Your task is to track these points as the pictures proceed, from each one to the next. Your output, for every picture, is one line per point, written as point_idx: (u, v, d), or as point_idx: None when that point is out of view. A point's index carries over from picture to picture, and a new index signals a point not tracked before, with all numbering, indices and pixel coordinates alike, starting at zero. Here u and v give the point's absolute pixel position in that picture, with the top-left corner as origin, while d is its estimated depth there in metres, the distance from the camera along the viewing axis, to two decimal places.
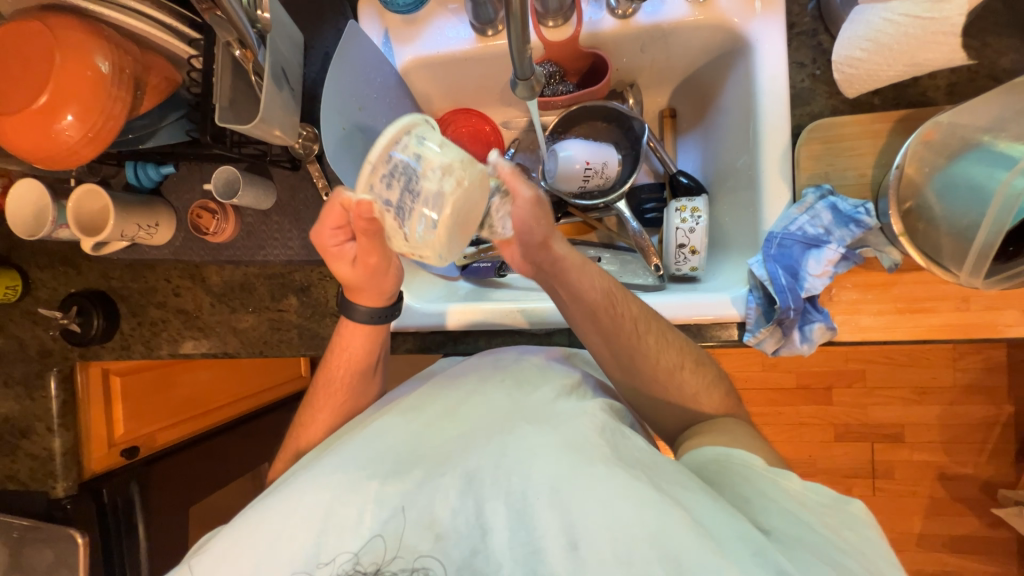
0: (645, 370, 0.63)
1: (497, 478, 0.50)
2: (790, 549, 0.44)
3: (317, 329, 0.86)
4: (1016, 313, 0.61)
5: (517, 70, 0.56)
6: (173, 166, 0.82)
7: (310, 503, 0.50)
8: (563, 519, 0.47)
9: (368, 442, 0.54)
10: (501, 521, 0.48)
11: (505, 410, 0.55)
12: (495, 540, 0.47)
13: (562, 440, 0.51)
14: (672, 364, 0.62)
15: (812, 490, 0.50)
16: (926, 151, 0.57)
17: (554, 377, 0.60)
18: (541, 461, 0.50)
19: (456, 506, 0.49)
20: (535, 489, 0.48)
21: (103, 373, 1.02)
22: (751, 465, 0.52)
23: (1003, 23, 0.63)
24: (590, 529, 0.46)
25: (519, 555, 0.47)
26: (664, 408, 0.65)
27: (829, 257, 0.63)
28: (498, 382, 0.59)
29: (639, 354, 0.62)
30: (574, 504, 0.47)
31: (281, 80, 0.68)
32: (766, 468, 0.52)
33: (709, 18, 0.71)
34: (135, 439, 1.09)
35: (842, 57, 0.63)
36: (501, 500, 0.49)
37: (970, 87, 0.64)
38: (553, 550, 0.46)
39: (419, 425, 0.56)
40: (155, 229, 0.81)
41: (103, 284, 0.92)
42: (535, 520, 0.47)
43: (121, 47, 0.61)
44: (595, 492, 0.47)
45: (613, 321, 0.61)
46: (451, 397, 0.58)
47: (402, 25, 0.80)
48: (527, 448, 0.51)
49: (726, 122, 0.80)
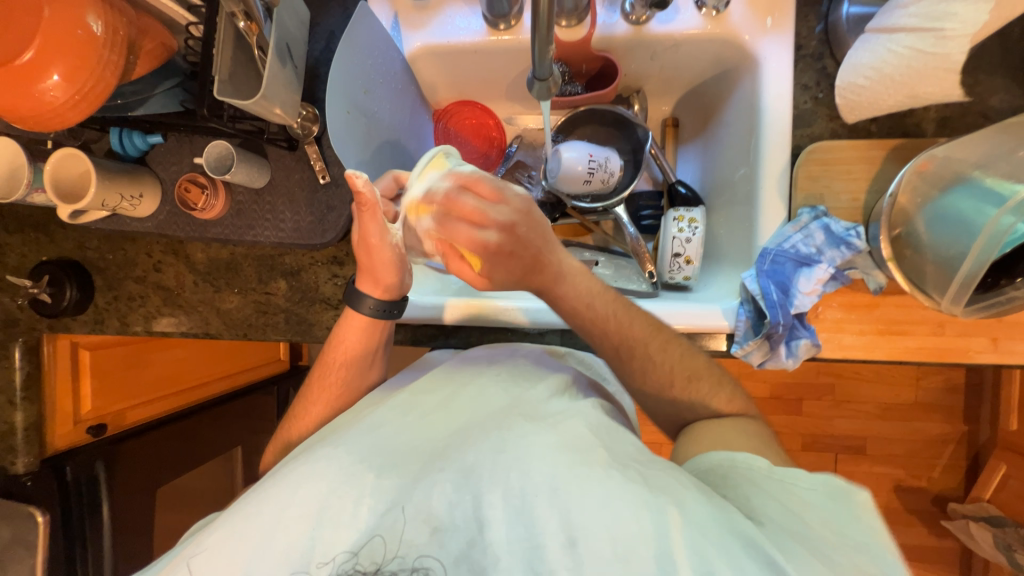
0: (636, 374, 0.63)
1: (496, 473, 0.50)
2: (783, 542, 0.45)
3: (304, 314, 0.84)
4: (985, 340, 0.65)
5: (536, 70, 0.55)
6: (162, 137, 0.79)
7: (302, 494, 0.50)
8: (563, 517, 0.47)
9: (365, 434, 0.55)
10: (500, 516, 0.48)
11: (501, 408, 0.56)
12: (494, 536, 0.47)
13: (560, 441, 0.51)
14: (670, 383, 0.63)
15: (813, 488, 0.50)
16: (919, 181, 0.58)
17: (549, 376, 0.61)
18: (539, 455, 0.50)
19: (452, 500, 0.49)
20: (534, 486, 0.49)
21: (73, 346, 0.98)
22: (757, 467, 0.53)
23: (995, 63, 0.66)
24: (589, 528, 0.46)
25: (520, 552, 0.46)
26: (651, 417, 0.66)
27: (819, 276, 0.64)
28: (493, 378, 0.60)
29: (641, 370, 0.63)
30: (574, 500, 0.47)
31: (285, 57, 0.65)
32: (770, 468, 0.53)
33: (720, 32, 0.72)
34: (103, 416, 1.05)
35: (847, 83, 0.66)
36: (499, 493, 0.49)
37: (961, 122, 0.67)
38: (553, 546, 0.46)
39: (414, 417, 0.56)
40: (138, 201, 0.78)
41: (77, 254, 0.88)
42: (535, 517, 0.47)
43: (115, 8, 0.58)
44: (593, 496, 0.47)
45: (623, 342, 0.62)
46: (445, 391, 0.59)
47: (412, 10, 0.78)
48: (524, 445, 0.51)
49: (727, 136, 0.81)
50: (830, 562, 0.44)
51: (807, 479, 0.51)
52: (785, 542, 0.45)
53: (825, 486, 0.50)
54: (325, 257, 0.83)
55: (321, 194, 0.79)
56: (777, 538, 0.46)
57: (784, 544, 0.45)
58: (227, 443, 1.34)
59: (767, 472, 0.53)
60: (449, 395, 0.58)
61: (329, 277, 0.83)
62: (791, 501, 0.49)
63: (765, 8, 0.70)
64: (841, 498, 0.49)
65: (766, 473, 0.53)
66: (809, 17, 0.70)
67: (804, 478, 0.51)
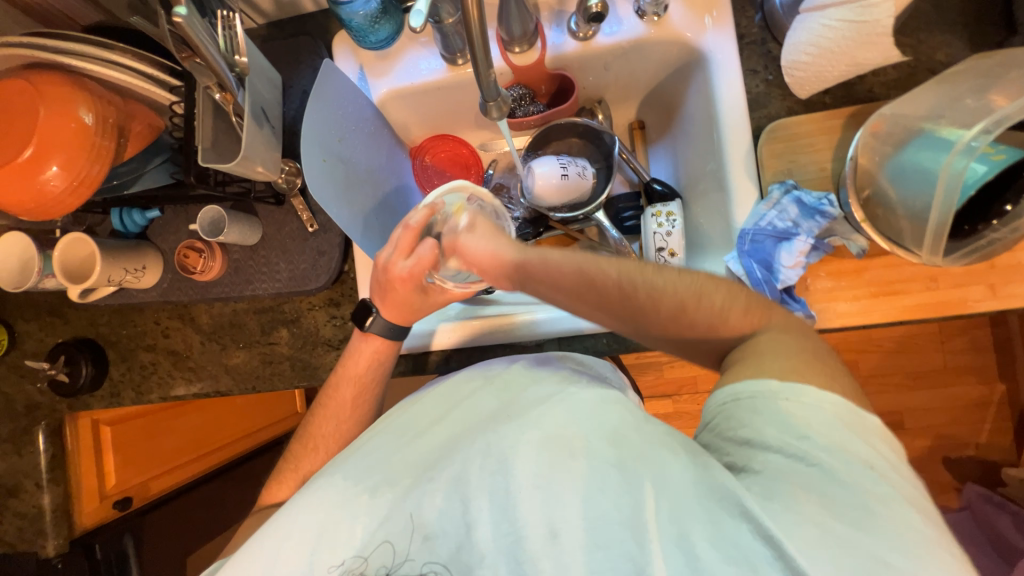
0: (636, 318, 0.52)
1: (479, 478, 0.53)
2: (772, 496, 0.42)
3: (308, 358, 0.85)
4: (982, 288, 0.64)
5: (483, 92, 0.58)
6: (159, 210, 0.85)
7: (302, 522, 0.54)
8: (545, 510, 0.49)
9: (360, 459, 0.59)
10: (485, 515, 0.51)
11: (491, 414, 0.59)
12: (479, 534, 0.50)
13: (542, 438, 0.53)
14: (676, 305, 0.51)
15: (824, 405, 0.44)
16: (874, 141, 0.61)
17: (541, 373, 0.62)
18: (522, 456, 0.52)
19: (443, 507, 0.52)
20: (516, 484, 0.51)
21: (92, 424, 1.00)
22: (762, 395, 0.46)
23: (933, 22, 0.68)
24: (568, 519, 0.48)
25: (503, 546, 0.49)
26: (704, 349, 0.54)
27: (800, 248, 0.64)
28: (483, 387, 0.62)
29: (637, 306, 0.51)
30: (559, 490, 0.50)
31: (261, 119, 0.70)
32: (778, 388, 0.46)
33: (664, 35, 0.75)
34: (128, 490, 1.08)
35: (791, 62, 0.67)
36: (484, 495, 0.52)
37: (911, 82, 0.68)
38: (535, 537, 0.48)
39: (406, 439, 0.60)
40: (142, 273, 0.82)
41: (91, 331, 0.92)
42: (518, 513, 0.49)
43: (104, 99, 0.64)
44: (574, 488, 0.49)
45: (594, 291, 0.51)
46: (431, 407, 0.63)
47: (376, 60, 0.83)
48: (506, 446, 0.53)
49: (691, 129, 0.83)
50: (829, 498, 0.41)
51: (813, 398, 0.45)
52: (777, 488, 0.42)
53: (830, 404, 0.44)
54: (322, 301, 0.85)
55: (311, 241, 0.82)
56: (764, 487, 0.43)
57: (781, 493, 0.42)
58: None
59: (762, 402, 0.46)
60: (443, 411, 0.62)
61: (328, 319, 0.85)
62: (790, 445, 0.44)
63: (703, 6, 0.74)
64: (850, 418, 0.44)
65: (773, 396, 0.46)
66: (746, 9, 0.75)
67: (810, 396, 0.45)
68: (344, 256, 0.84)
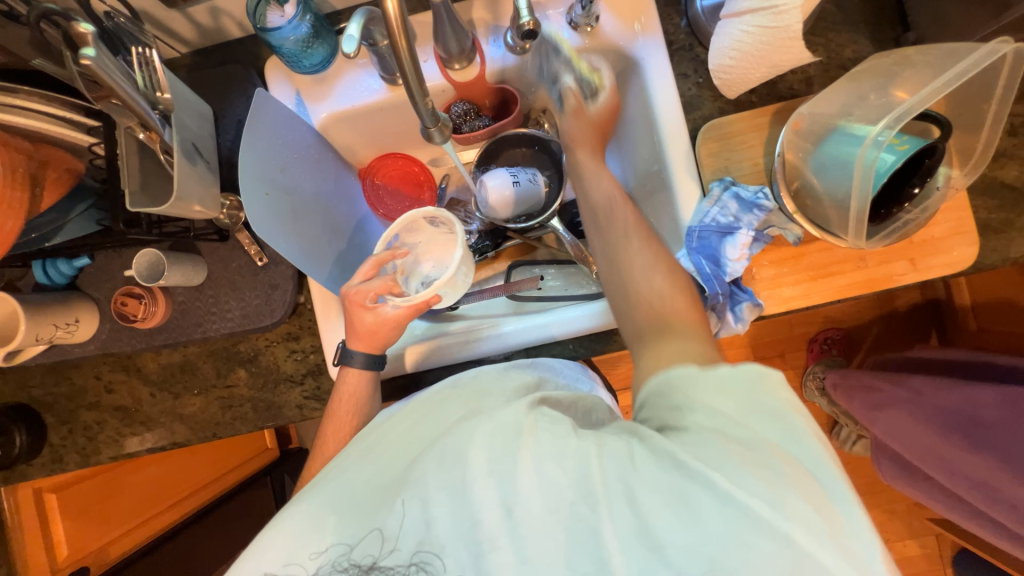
0: (614, 241, 0.63)
1: (437, 476, 0.50)
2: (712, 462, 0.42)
3: (271, 397, 0.82)
4: (904, 263, 0.70)
5: (422, 118, 0.57)
6: (88, 256, 0.78)
7: (272, 554, 0.50)
8: (500, 492, 0.48)
9: (332, 485, 0.54)
10: (444, 510, 0.48)
11: (456, 419, 0.57)
12: (439, 529, 0.48)
13: (496, 426, 0.51)
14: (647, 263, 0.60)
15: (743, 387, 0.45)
16: (797, 138, 0.66)
17: (509, 382, 0.63)
18: (474, 447, 0.50)
19: (406, 513, 0.49)
20: (471, 475, 0.49)
21: (35, 492, 0.96)
22: (692, 377, 0.46)
23: (838, 21, 0.74)
24: (524, 498, 0.47)
25: (465, 536, 0.47)
26: (625, 281, 0.60)
27: (743, 241, 0.68)
28: (454, 399, 0.61)
29: (619, 245, 0.62)
30: (510, 475, 0.48)
31: (193, 155, 0.67)
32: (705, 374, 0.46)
33: (599, 44, 0.78)
34: (82, 559, 1.03)
35: (718, 65, 0.71)
36: (442, 492, 0.49)
37: (825, 77, 0.74)
38: (490, 518, 0.47)
39: (376, 457, 0.57)
40: (76, 326, 0.76)
41: (22, 395, 0.84)
42: (472, 496, 0.48)
43: (11, 146, 0.59)
44: (527, 467, 0.48)
45: (607, 217, 0.65)
46: (402, 420, 0.60)
47: (313, 85, 0.81)
48: (461, 441, 0.51)
49: (633, 131, 0.85)
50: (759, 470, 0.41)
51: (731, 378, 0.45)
52: (713, 453, 0.43)
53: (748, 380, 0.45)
54: (280, 336, 0.82)
55: (262, 276, 0.79)
56: (697, 444, 0.43)
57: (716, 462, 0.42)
58: None
59: (693, 384, 0.46)
60: (413, 423, 0.60)
61: (288, 354, 0.82)
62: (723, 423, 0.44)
63: (631, 14, 0.77)
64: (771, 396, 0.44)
65: (696, 379, 0.46)
66: (672, 16, 0.78)
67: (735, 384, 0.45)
68: (299, 287, 0.81)
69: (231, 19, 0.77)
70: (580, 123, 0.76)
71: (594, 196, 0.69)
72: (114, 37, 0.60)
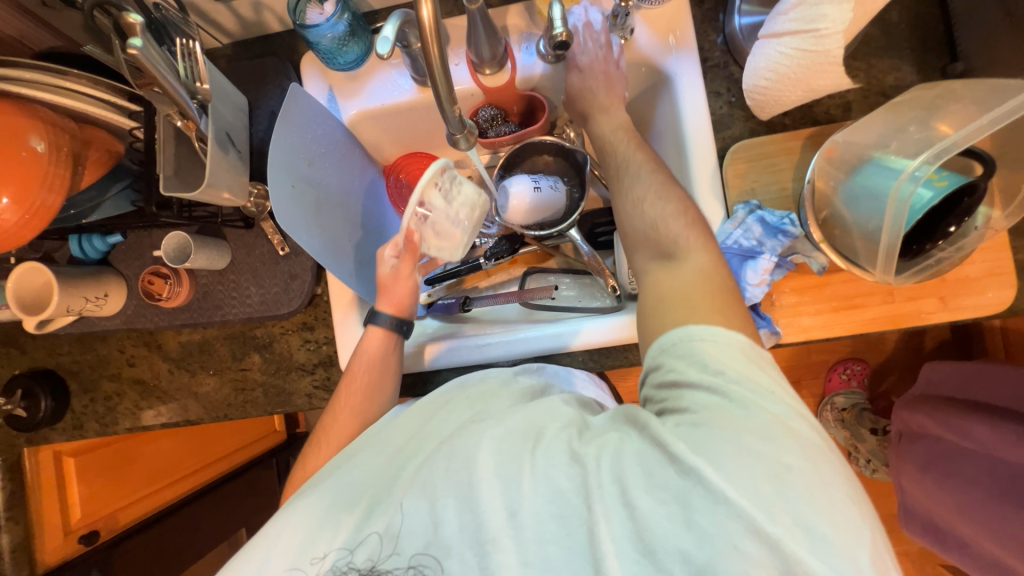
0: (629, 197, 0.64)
1: (444, 475, 0.51)
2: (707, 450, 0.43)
3: (282, 384, 0.84)
4: (934, 301, 0.67)
5: (448, 125, 0.57)
6: (121, 235, 0.81)
7: (282, 544, 0.52)
8: (505, 495, 0.48)
9: (342, 478, 0.57)
10: (451, 512, 0.49)
11: (462, 421, 0.58)
12: (445, 529, 0.48)
13: (505, 431, 0.53)
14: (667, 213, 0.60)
15: (727, 350, 0.49)
16: (828, 166, 0.64)
17: (514, 386, 0.63)
18: (480, 445, 0.51)
19: (412, 511, 0.50)
20: (478, 476, 0.49)
21: (56, 456, 1.00)
22: (687, 338, 0.50)
23: (882, 47, 0.71)
24: (528, 502, 0.47)
25: (469, 535, 0.48)
26: (648, 235, 0.61)
27: (765, 266, 0.66)
28: (464, 401, 0.62)
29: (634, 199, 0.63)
30: (516, 478, 0.48)
31: (226, 144, 0.69)
32: (693, 331, 0.50)
33: (632, 57, 0.77)
34: (94, 522, 1.07)
35: (752, 86, 0.69)
36: (450, 494, 0.50)
37: (864, 104, 0.72)
38: (496, 523, 0.47)
39: (384, 452, 0.59)
40: (104, 300, 0.79)
41: (50, 361, 0.88)
42: (478, 497, 0.48)
43: (57, 125, 0.62)
44: (533, 470, 0.49)
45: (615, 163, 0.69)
46: (413, 420, 0.62)
47: (346, 81, 0.83)
48: (470, 444, 0.52)
49: (660, 146, 0.85)
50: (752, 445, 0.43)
51: (718, 339, 0.49)
52: (707, 439, 0.44)
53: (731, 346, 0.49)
54: (295, 324, 0.84)
55: (283, 265, 0.81)
56: (691, 436, 0.45)
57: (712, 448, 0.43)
58: (230, 527, 1.30)
59: (685, 351, 0.50)
60: (419, 423, 0.62)
61: (302, 343, 0.84)
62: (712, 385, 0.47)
63: (666, 27, 0.76)
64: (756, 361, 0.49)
65: (689, 339, 0.50)
66: (708, 33, 0.77)
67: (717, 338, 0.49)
68: (317, 278, 0.82)
69: (273, 14, 0.80)
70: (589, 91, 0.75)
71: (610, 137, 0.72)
72: (161, 28, 0.62)
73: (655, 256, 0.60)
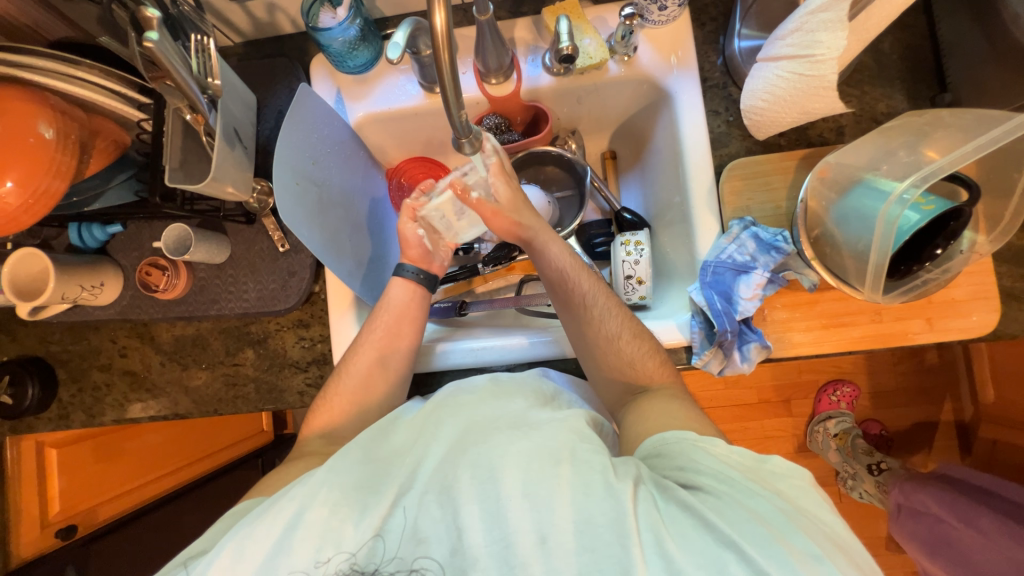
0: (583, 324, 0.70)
1: (469, 485, 0.51)
2: (742, 526, 0.45)
3: (275, 381, 0.83)
4: (921, 321, 0.69)
5: (455, 129, 0.57)
6: (121, 225, 0.81)
7: (308, 518, 0.50)
8: (534, 515, 0.48)
9: (355, 464, 0.55)
10: (477, 522, 0.48)
11: (476, 426, 0.57)
12: (470, 540, 0.48)
13: (533, 447, 0.52)
14: (611, 333, 0.69)
15: (736, 456, 0.53)
16: (820, 185, 0.66)
17: (527, 391, 0.63)
18: (510, 462, 0.51)
19: (437, 516, 0.50)
20: (505, 490, 0.49)
21: (37, 446, 0.98)
22: (688, 440, 0.55)
23: (875, 75, 0.74)
24: (559, 524, 0.48)
25: (494, 553, 0.47)
26: (604, 362, 0.69)
27: (757, 281, 0.68)
28: (481, 402, 0.61)
29: (584, 321, 0.70)
30: (547, 499, 0.49)
31: (233, 140, 0.70)
32: (698, 438, 0.55)
33: (634, 73, 0.80)
34: (72, 517, 1.06)
35: (751, 106, 0.72)
36: (476, 503, 0.49)
37: (856, 129, 0.74)
38: (526, 546, 0.47)
39: (392, 451, 0.58)
40: (100, 289, 0.79)
41: (40, 349, 0.87)
42: (506, 517, 0.48)
43: (67, 114, 0.63)
44: (564, 494, 0.49)
45: (565, 291, 0.72)
46: (424, 420, 0.60)
47: (354, 84, 0.84)
48: (496, 454, 0.52)
49: (658, 161, 0.87)
50: (785, 531, 0.45)
51: (726, 449, 0.54)
52: (740, 519, 0.46)
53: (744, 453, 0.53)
54: (291, 321, 0.84)
55: (282, 261, 0.81)
56: (716, 504, 0.48)
57: (748, 527, 0.45)
58: None
59: (694, 451, 0.54)
60: (422, 422, 0.61)
61: (296, 340, 0.84)
62: (728, 478, 0.50)
63: (668, 48, 0.78)
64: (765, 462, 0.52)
65: (693, 442, 0.55)
66: (709, 54, 0.80)
67: (725, 446, 0.54)
68: (315, 276, 0.83)
69: (286, 15, 0.82)
70: (498, 213, 0.73)
71: (553, 261, 0.73)
72: (177, 24, 0.63)
73: (627, 389, 0.68)
